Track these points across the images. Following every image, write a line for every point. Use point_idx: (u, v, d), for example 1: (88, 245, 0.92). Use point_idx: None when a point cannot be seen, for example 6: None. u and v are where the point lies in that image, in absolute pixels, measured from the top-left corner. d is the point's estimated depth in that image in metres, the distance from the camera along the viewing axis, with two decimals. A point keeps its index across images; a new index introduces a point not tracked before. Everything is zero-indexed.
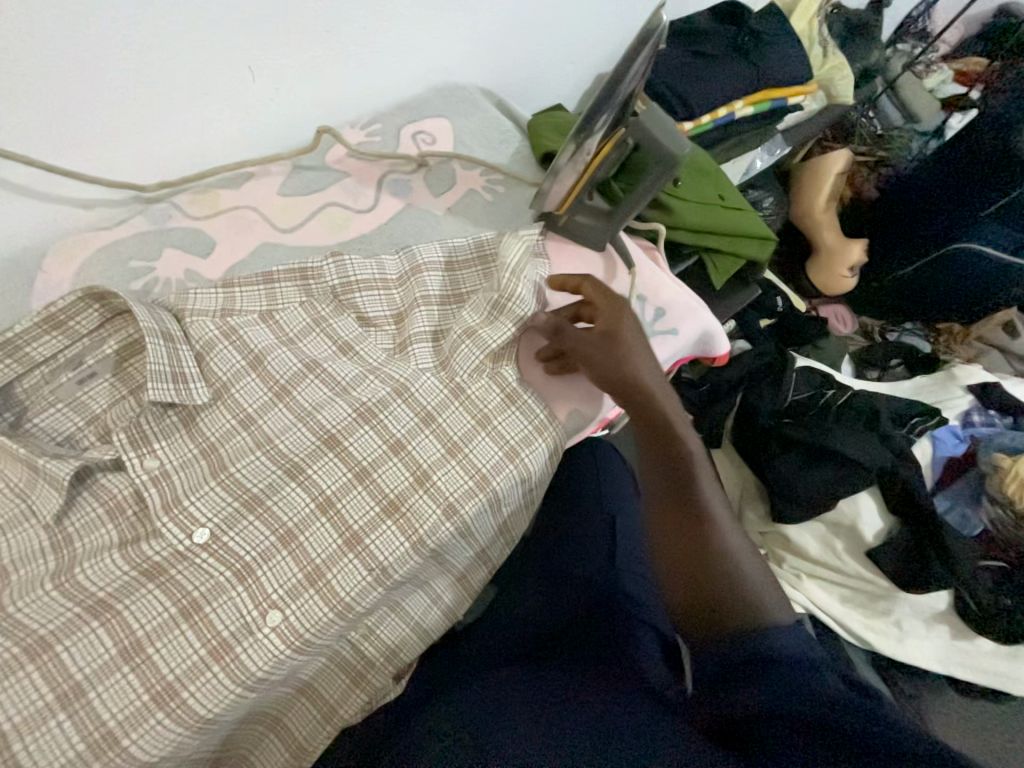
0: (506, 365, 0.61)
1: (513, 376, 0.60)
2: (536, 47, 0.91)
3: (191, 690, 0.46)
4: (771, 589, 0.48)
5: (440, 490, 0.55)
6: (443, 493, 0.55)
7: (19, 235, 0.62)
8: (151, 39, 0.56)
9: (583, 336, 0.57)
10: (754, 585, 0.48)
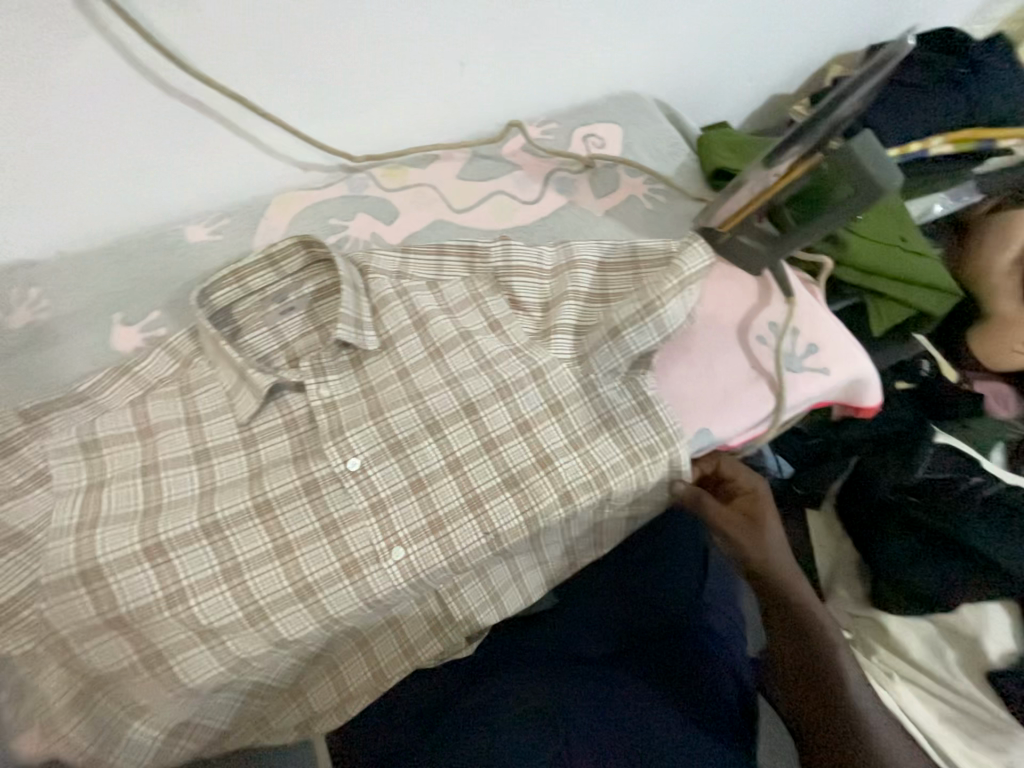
0: (644, 373, 0.62)
1: (649, 385, 0.61)
2: (718, 63, 0.90)
3: (325, 593, 0.53)
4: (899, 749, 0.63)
5: (560, 476, 0.58)
6: (562, 480, 0.57)
7: (254, 184, 0.74)
8: (395, 33, 0.64)
9: (731, 523, 0.65)
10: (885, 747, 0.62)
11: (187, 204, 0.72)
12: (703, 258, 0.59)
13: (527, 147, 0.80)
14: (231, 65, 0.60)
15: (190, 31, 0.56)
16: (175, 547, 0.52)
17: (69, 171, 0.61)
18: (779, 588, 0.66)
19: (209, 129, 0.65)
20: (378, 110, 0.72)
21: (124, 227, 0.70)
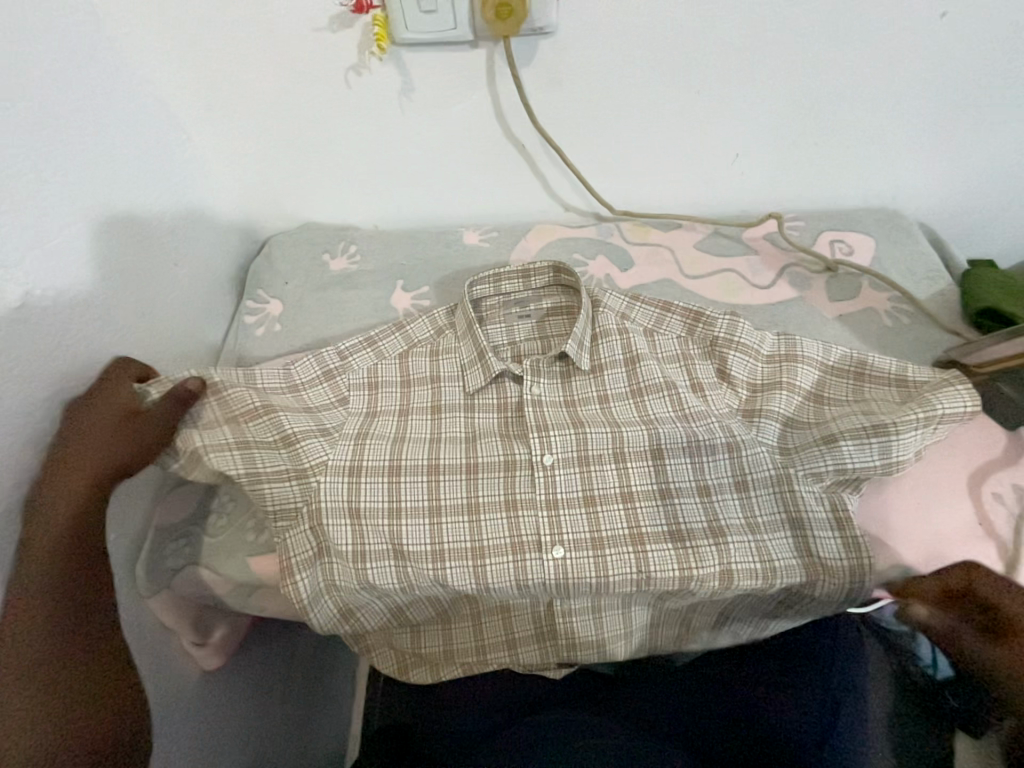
0: (847, 487, 0.61)
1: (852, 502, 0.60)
2: (1006, 202, 0.85)
3: (489, 561, 0.62)
4: None
5: (728, 553, 0.60)
6: (730, 558, 0.60)
7: (525, 212, 0.89)
8: (697, 115, 0.75)
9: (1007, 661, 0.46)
10: None
11: (472, 214, 0.90)
12: (965, 402, 0.57)
13: (769, 236, 0.84)
14: (558, 121, 0.75)
15: (546, 94, 0.72)
16: (402, 471, 0.66)
17: (418, 173, 0.83)
18: None
19: (517, 160, 0.81)
20: (651, 176, 0.83)
21: (423, 218, 0.91)
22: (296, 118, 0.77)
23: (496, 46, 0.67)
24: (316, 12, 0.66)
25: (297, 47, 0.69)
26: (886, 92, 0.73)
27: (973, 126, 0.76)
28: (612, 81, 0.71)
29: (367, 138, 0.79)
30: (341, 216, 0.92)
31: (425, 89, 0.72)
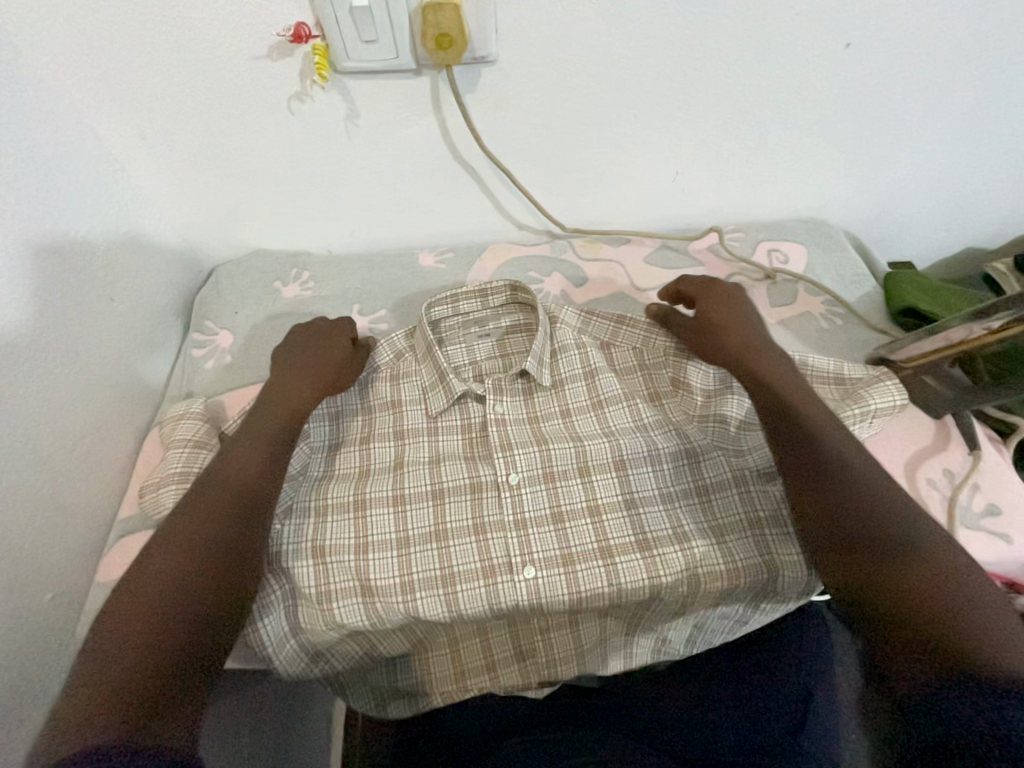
0: None
1: None
2: (917, 212, 0.94)
3: (461, 588, 0.61)
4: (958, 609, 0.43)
5: (692, 556, 0.62)
6: (693, 561, 0.62)
7: (480, 232, 0.91)
8: (635, 139, 0.79)
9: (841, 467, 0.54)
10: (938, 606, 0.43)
11: (427, 236, 0.91)
12: (894, 397, 0.61)
13: (712, 248, 0.89)
14: (504, 144, 0.77)
15: (492, 119, 0.73)
16: (370, 504, 0.65)
17: (369, 198, 0.83)
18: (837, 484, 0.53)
19: (468, 183, 0.82)
20: (598, 194, 0.86)
21: (377, 241, 0.91)
22: (239, 147, 0.75)
23: (439, 74, 0.68)
24: (254, 43, 0.64)
25: (234, 76, 0.67)
26: (810, 115, 0.78)
27: (887, 143, 0.83)
28: (555, 107, 0.73)
29: (313, 163, 0.78)
30: (292, 243, 0.90)
31: (371, 116, 0.72)
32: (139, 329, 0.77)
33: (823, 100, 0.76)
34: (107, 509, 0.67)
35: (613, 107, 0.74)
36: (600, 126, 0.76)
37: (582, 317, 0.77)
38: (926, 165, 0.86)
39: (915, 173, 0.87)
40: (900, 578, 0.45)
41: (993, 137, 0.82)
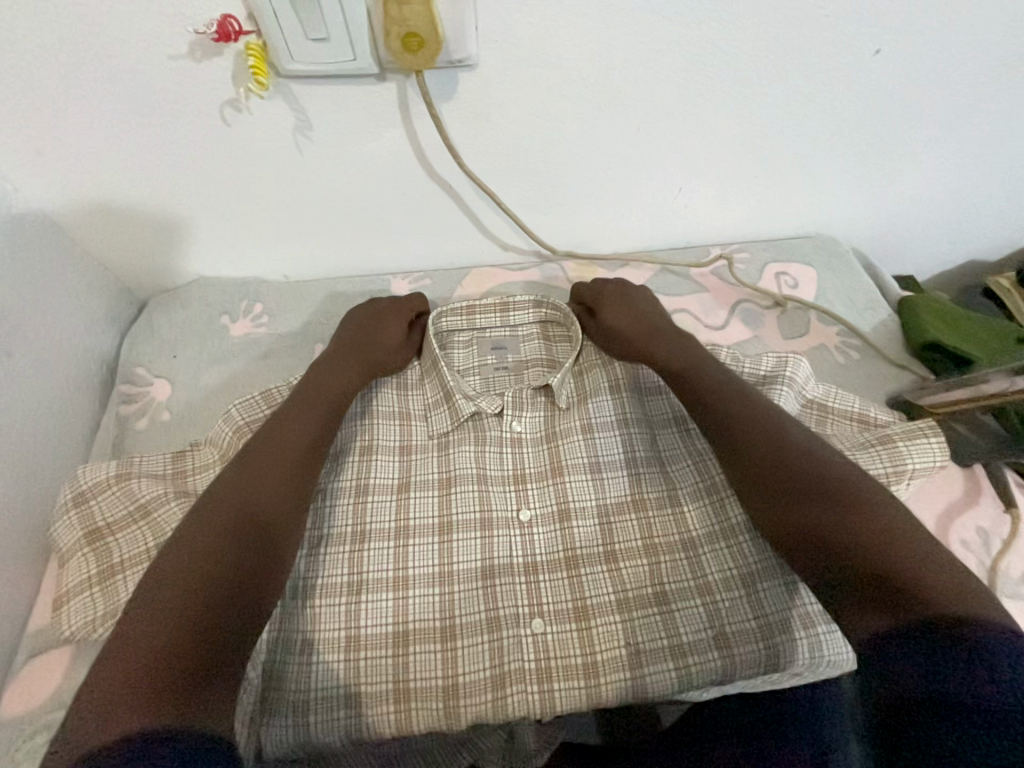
0: None
1: None
2: (929, 228, 0.87)
3: (463, 674, 0.51)
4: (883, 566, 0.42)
5: (718, 615, 0.53)
6: (721, 620, 0.53)
7: (460, 256, 0.80)
8: (635, 154, 0.69)
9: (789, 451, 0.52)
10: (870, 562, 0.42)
11: (400, 261, 0.80)
12: (937, 459, 0.56)
13: (716, 272, 0.81)
14: (487, 160, 0.66)
15: (470, 131, 0.63)
16: (363, 595, 0.55)
17: (328, 220, 0.72)
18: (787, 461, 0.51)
19: (444, 203, 0.71)
20: (592, 214, 0.77)
21: (343, 267, 0.80)
22: (164, 163, 0.62)
23: (406, 78, 0.56)
24: (171, 40, 0.52)
25: (149, 80, 0.54)
26: (831, 126, 0.69)
27: (906, 159, 0.75)
28: (543, 117, 0.63)
29: (260, 182, 0.65)
30: (241, 271, 0.78)
31: (325, 129, 0.60)
32: (54, 380, 0.64)
33: (844, 113, 0.68)
34: (16, 616, 0.55)
35: (611, 117, 0.64)
36: (595, 140, 0.66)
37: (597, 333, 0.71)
38: (943, 181, 0.79)
39: (932, 188, 0.80)
40: (850, 533, 0.43)
41: (1014, 153, 0.76)
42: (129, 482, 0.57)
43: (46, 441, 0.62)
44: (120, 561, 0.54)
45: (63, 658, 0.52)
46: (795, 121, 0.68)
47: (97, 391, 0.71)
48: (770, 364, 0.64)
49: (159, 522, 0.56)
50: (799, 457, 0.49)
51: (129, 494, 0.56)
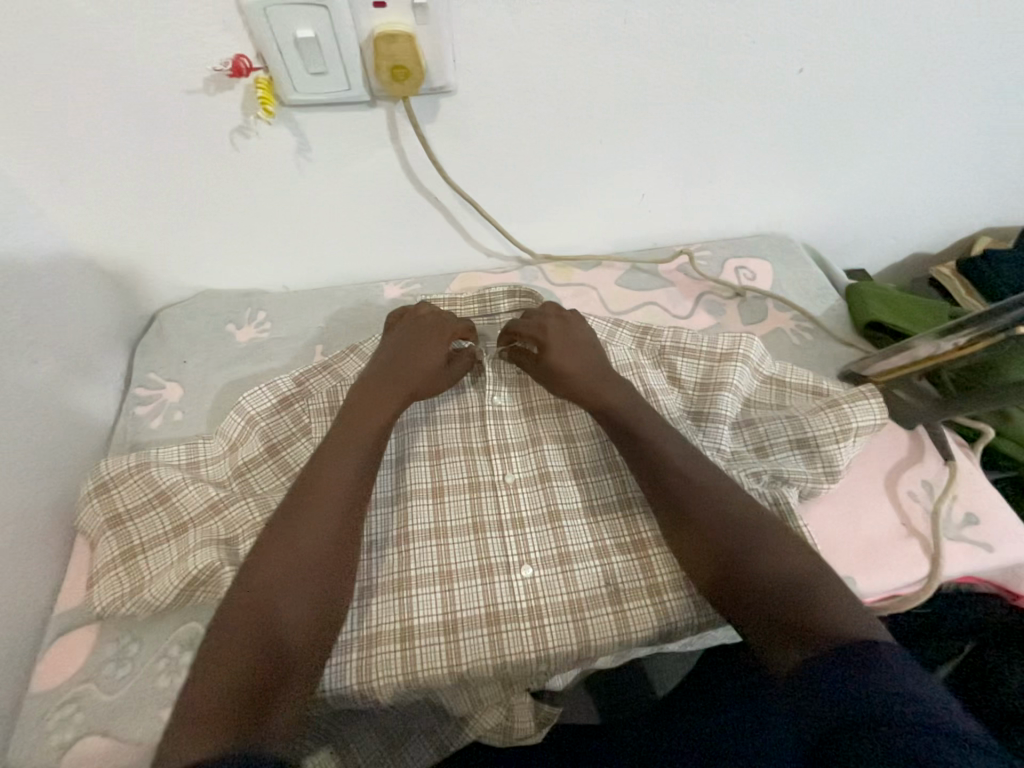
0: (791, 488, 0.61)
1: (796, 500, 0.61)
2: (872, 221, 0.96)
3: (464, 636, 0.55)
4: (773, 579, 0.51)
5: None
6: None
7: (448, 262, 0.88)
8: (599, 164, 0.77)
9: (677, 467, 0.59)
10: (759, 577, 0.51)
11: (392, 269, 0.87)
12: (875, 415, 0.63)
13: (682, 269, 0.89)
14: (466, 172, 0.74)
15: (452, 148, 0.70)
16: (368, 550, 0.59)
17: (325, 232, 0.79)
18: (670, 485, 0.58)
19: (430, 211, 0.78)
20: (565, 220, 0.84)
21: (339, 276, 0.86)
22: (179, 186, 0.69)
23: (395, 104, 0.64)
24: (189, 76, 0.59)
25: (168, 111, 0.62)
26: (773, 135, 0.78)
27: (842, 161, 0.84)
28: (517, 135, 0.71)
29: (261, 197, 0.72)
30: (245, 282, 0.84)
31: (324, 150, 0.68)
32: (73, 382, 0.70)
33: (783, 124, 0.77)
34: (41, 601, 0.59)
35: (578, 132, 0.72)
36: (565, 153, 0.75)
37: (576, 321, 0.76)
38: (877, 182, 0.89)
39: (868, 186, 0.89)
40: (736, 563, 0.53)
41: (936, 156, 0.86)
42: (147, 470, 0.61)
43: (68, 442, 0.67)
44: (139, 543, 0.59)
45: (88, 635, 0.56)
46: (741, 133, 0.77)
47: (111, 397, 0.76)
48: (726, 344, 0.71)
49: (176, 506, 0.60)
50: (711, 498, 0.57)
51: (145, 480, 0.61)
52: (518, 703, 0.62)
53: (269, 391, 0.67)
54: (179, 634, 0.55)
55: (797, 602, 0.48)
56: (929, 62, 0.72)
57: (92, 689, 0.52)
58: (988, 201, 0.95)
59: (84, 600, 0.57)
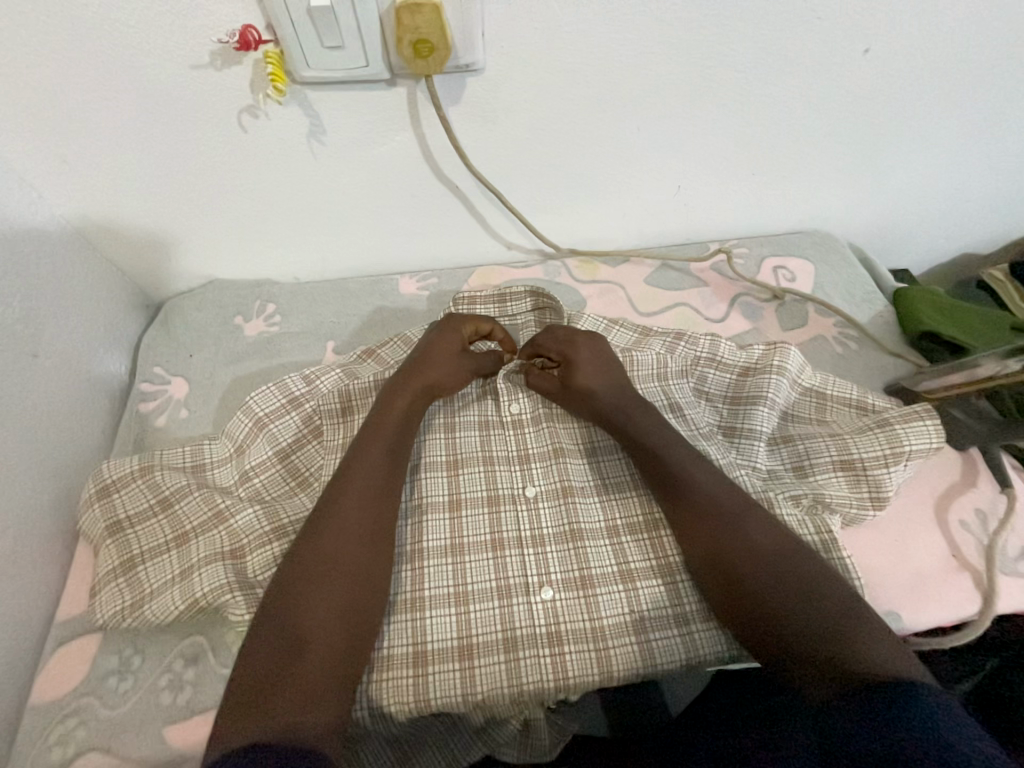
0: (834, 515, 0.57)
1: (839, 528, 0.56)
2: (925, 218, 0.89)
3: (480, 663, 0.52)
4: (784, 593, 0.48)
5: None
6: None
7: (468, 254, 0.83)
8: (634, 153, 0.71)
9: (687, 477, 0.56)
10: (770, 593, 0.48)
11: (407, 260, 0.83)
12: (930, 438, 0.58)
13: (716, 267, 0.83)
14: (489, 159, 0.68)
15: (477, 134, 0.65)
16: None
17: (338, 221, 0.74)
18: (673, 495, 0.55)
19: (450, 201, 0.73)
20: (592, 212, 0.79)
21: (352, 266, 0.82)
22: (183, 170, 0.65)
23: (417, 84, 0.59)
24: (193, 49, 0.54)
25: (171, 87, 0.57)
26: (826, 123, 0.71)
27: (898, 153, 0.77)
28: (546, 119, 0.65)
29: (271, 183, 0.68)
30: (254, 272, 0.81)
31: (338, 133, 0.63)
32: (76, 377, 0.67)
33: (839, 110, 0.70)
34: (43, 605, 0.57)
35: (613, 118, 0.66)
36: (599, 140, 0.69)
37: (604, 323, 0.71)
38: (935, 176, 0.81)
39: (924, 181, 0.82)
40: (744, 577, 0.50)
41: (1004, 149, 0.78)
42: (150, 475, 0.59)
43: (70, 439, 0.64)
44: (140, 553, 0.56)
45: (91, 645, 0.54)
46: (790, 121, 0.70)
47: (116, 391, 0.73)
48: (764, 354, 0.66)
49: (178, 515, 0.58)
50: (721, 507, 0.54)
51: (149, 486, 0.58)
52: (534, 720, 0.59)
53: (278, 392, 0.63)
54: (182, 647, 0.53)
55: (815, 620, 0.45)
56: (1008, 44, 0.65)
57: (95, 701, 0.50)
58: None
59: (88, 606, 0.56)
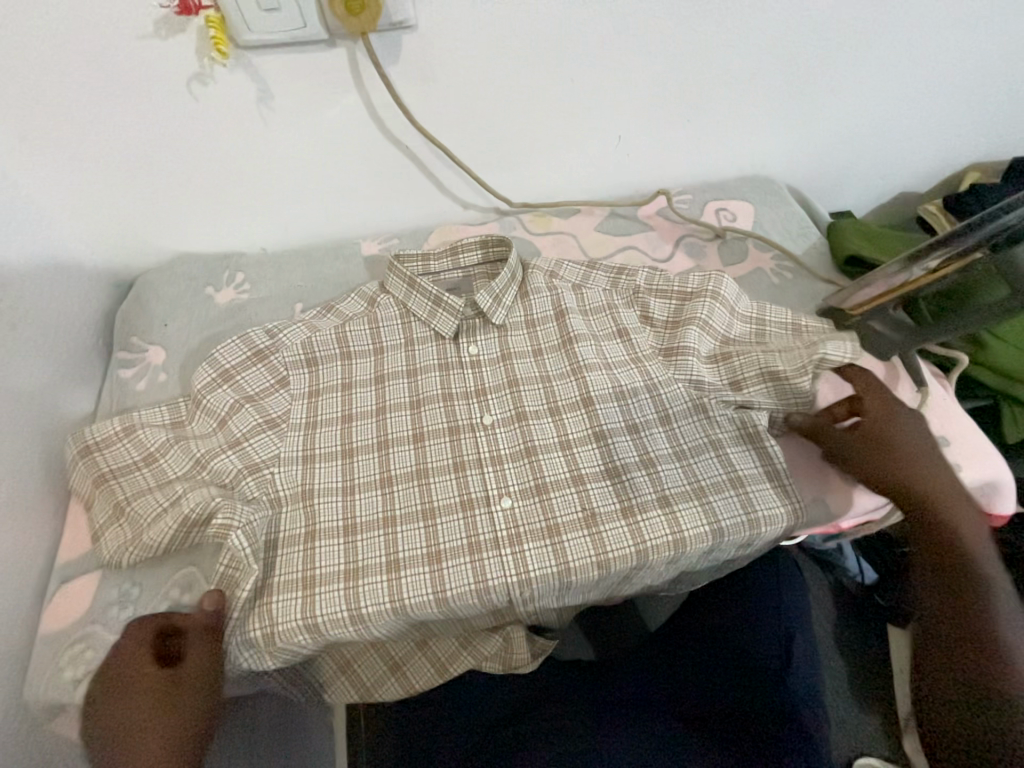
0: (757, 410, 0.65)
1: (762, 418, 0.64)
2: (859, 156, 0.94)
3: (448, 565, 0.57)
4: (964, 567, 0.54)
5: (660, 480, 0.62)
6: (662, 484, 0.62)
7: (427, 217, 0.86)
8: (570, 105, 0.75)
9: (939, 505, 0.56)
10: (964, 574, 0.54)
11: (368, 226, 0.86)
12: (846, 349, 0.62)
13: (662, 212, 0.88)
14: (435, 119, 0.72)
15: (417, 93, 0.69)
16: (358, 488, 0.62)
17: (295, 189, 0.77)
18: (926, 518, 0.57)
19: (401, 161, 0.77)
20: (541, 165, 0.82)
21: (315, 234, 0.85)
22: (140, 142, 0.68)
23: (355, 43, 0.63)
24: (137, 20, 0.58)
25: (121, 58, 0.60)
26: (749, 63, 0.75)
27: (821, 94, 0.82)
28: (481, 74, 0.69)
29: (226, 152, 0.71)
30: (220, 243, 0.84)
31: (284, 96, 0.66)
32: (57, 347, 0.70)
33: (757, 52, 0.74)
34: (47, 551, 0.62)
35: (545, 71, 0.70)
36: (535, 91, 0.72)
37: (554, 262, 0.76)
38: (858, 113, 0.86)
39: (849, 122, 0.87)
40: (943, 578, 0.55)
41: (918, 83, 0.84)
42: (133, 430, 0.63)
43: (54, 402, 0.68)
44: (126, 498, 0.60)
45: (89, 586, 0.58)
46: (713, 64, 0.75)
47: (96, 362, 0.77)
48: (696, 283, 0.70)
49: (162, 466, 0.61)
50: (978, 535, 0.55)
51: (134, 440, 0.63)
52: (515, 633, 0.65)
53: (243, 345, 0.67)
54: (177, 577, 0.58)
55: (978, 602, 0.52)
56: None
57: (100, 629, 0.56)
58: (973, 130, 0.93)
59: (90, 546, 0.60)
